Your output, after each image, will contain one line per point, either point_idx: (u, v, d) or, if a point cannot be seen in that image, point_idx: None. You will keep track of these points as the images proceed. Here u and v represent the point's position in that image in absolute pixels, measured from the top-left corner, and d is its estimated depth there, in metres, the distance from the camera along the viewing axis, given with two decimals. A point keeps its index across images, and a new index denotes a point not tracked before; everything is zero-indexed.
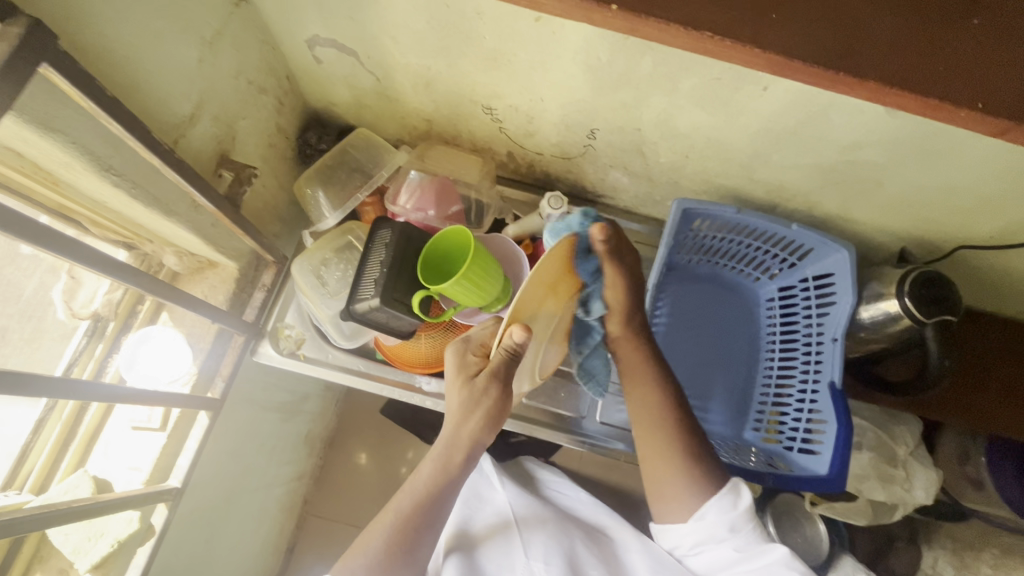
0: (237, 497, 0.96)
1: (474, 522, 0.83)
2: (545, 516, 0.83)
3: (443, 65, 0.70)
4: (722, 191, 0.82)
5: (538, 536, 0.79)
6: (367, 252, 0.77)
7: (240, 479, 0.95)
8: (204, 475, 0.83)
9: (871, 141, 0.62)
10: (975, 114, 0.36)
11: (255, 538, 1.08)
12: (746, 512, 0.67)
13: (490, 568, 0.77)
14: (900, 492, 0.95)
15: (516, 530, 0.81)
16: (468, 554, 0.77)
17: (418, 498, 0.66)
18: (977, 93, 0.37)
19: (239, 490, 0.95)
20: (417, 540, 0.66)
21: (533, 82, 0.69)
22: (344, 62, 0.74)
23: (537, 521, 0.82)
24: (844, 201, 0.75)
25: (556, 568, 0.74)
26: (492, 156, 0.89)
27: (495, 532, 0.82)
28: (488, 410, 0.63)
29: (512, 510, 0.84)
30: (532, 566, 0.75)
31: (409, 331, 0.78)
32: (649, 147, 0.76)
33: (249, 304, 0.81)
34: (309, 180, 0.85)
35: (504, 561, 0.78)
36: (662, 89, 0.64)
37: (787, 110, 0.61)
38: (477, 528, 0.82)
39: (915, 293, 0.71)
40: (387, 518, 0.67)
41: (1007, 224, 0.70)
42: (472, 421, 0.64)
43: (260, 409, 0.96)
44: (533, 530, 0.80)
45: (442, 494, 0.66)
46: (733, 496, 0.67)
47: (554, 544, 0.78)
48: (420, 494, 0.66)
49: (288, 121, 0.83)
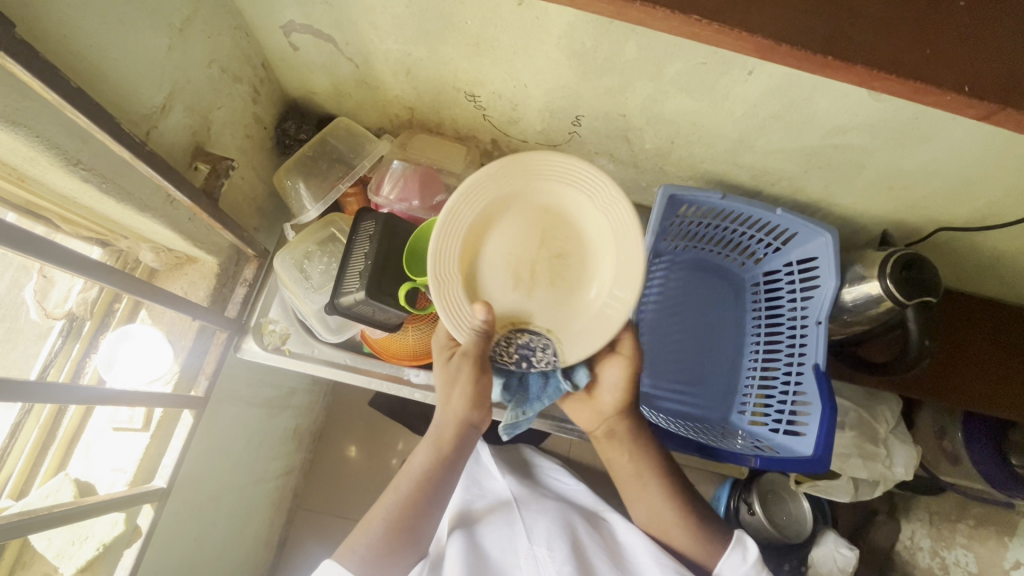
0: (231, 494, 0.97)
1: (475, 507, 0.85)
2: (548, 506, 0.83)
3: (425, 52, 0.69)
4: (706, 176, 0.82)
5: (540, 521, 0.79)
6: (349, 245, 0.75)
7: (234, 477, 0.97)
8: (197, 475, 0.84)
9: (852, 125, 0.63)
10: (961, 97, 0.36)
11: (245, 533, 1.09)
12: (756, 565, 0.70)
13: (492, 553, 0.78)
14: (882, 469, 0.98)
15: (518, 515, 0.82)
16: (470, 538, 0.78)
17: (415, 480, 0.71)
18: (963, 77, 0.36)
19: (230, 485, 0.96)
20: (414, 519, 0.70)
21: (517, 67, 0.68)
22: (322, 49, 0.72)
23: (541, 510, 0.82)
24: (827, 184, 0.76)
25: (558, 550, 0.74)
26: (476, 145, 0.88)
27: (497, 518, 0.83)
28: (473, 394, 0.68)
29: (513, 497, 0.86)
30: (535, 551, 0.75)
31: (396, 323, 0.77)
32: (634, 133, 0.75)
33: (231, 299, 0.79)
34: (289, 172, 0.83)
35: (505, 547, 0.78)
36: (647, 75, 0.63)
37: (770, 94, 0.62)
38: (479, 515, 0.83)
39: (896, 276, 0.72)
40: (389, 505, 0.71)
41: (983, 206, 0.71)
42: (461, 404, 0.69)
43: (247, 405, 0.96)
44: (535, 514, 0.81)
45: (438, 473, 0.71)
46: (742, 549, 0.72)
47: (556, 528, 0.78)
48: (419, 476, 0.71)
49: (265, 110, 0.80)
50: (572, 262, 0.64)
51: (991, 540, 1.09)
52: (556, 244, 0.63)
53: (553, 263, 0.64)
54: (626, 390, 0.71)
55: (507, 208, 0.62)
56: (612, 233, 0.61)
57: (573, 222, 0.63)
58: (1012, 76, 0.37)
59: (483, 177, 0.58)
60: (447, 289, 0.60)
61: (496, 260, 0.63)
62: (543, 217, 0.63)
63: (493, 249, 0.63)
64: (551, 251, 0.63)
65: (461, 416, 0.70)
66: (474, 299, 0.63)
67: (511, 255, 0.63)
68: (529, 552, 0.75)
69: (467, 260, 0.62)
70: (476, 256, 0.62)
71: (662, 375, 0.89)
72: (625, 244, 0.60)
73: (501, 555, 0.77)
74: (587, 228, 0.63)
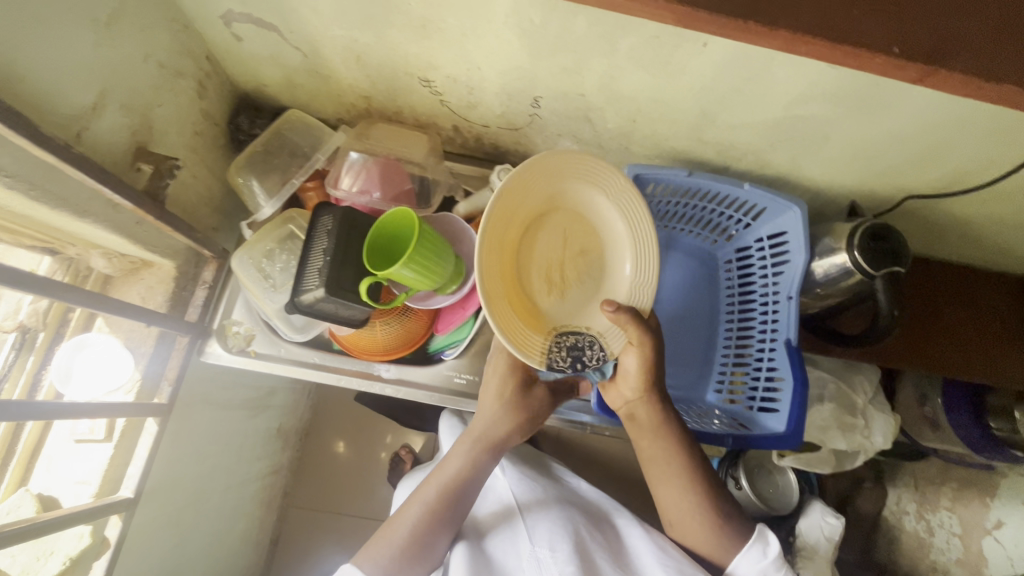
0: (213, 497, 0.97)
1: (479, 513, 0.85)
2: (550, 507, 0.82)
3: (372, 37, 0.66)
4: (672, 153, 0.80)
5: (542, 523, 0.78)
6: (308, 241, 0.73)
7: (216, 480, 0.97)
8: (179, 480, 0.83)
9: (812, 95, 0.62)
10: (891, 59, 0.36)
11: (231, 534, 1.09)
12: (777, 560, 0.67)
13: (497, 558, 0.77)
14: (860, 440, 0.99)
15: (520, 518, 0.81)
16: (473, 545, 0.78)
17: (445, 480, 0.73)
18: (891, 37, 0.37)
19: (212, 488, 0.96)
20: (442, 520, 0.72)
21: (468, 49, 0.65)
22: (266, 39, 0.70)
23: (542, 510, 0.81)
24: (792, 157, 0.75)
25: (560, 552, 0.72)
26: (438, 132, 0.86)
27: (501, 524, 0.82)
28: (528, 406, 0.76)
29: (515, 500, 0.85)
30: (537, 553, 0.74)
31: (361, 320, 0.75)
32: (595, 113, 0.73)
33: (191, 302, 0.77)
34: (240, 169, 0.80)
35: (509, 551, 0.77)
36: (601, 51, 0.61)
37: (726, 67, 0.60)
38: (483, 520, 0.83)
39: (864, 247, 0.71)
40: (416, 505, 0.73)
41: (948, 173, 0.70)
42: (497, 413, 0.75)
43: (224, 408, 0.95)
44: (537, 517, 0.80)
45: (473, 478, 0.74)
46: (763, 543, 0.68)
47: (558, 530, 0.76)
48: (450, 476, 0.74)
49: (214, 106, 0.78)
50: (593, 256, 0.72)
51: None
52: (577, 244, 0.72)
53: (579, 258, 0.72)
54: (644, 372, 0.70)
55: (537, 219, 0.70)
56: (625, 221, 0.70)
57: (590, 220, 0.72)
58: (943, 36, 0.36)
59: (517, 188, 0.65)
60: (496, 303, 0.64)
61: (534, 266, 0.71)
62: (567, 221, 0.71)
63: (529, 256, 0.71)
64: (573, 246, 0.72)
65: (495, 422, 0.74)
66: (524, 306, 0.70)
67: (542, 261, 0.71)
68: (531, 554, 0.74)
69: (506, 273, 0.68)
70: (512, 267, 0.69)
71: None
72: (637, 228, 0.69)
73: (505, 558, 0.77)
74: (606, 224, 0.71)
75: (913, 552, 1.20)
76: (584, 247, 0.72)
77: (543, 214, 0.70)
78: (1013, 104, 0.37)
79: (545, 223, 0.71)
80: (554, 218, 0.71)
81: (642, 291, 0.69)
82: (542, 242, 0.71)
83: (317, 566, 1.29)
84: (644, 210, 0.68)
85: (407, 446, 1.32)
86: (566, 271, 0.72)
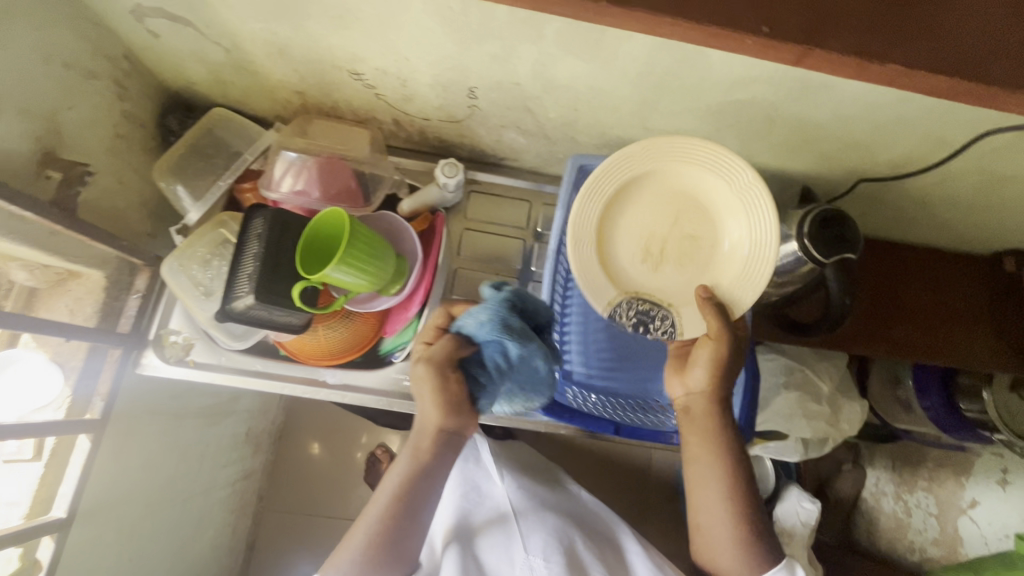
0: (174, 507, 0.95)
1: (473, 517, 0.86)
2: (544, 517, 0.85)
3: (291, 30, 0.63)
4: (620, 142, 0.78)
5: (537, 533, 0.81)
6: (238, 245, 0.70)
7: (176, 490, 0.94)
8: (131, 493, 0.81)
9: (751, 78, 0.59)
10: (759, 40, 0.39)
11: (200, 541, 1.06)
12: None
13: (489, 563, 0.79)
14: (826, 427, 0.98)
15: (515, 525, 0.83)
16: (466, 550, 0.79)
17: (393, 487, 0.68)
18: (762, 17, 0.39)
19: (172, 498, 0.94)
20: (395, 531, 0.67)
21: (391, 39, 0.62)
22: (182, 34, 0.66)
23: (536, 519, 0.84)
24: (741, 142, 0.72)
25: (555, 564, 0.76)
26: (380, 126, 0.83)
27: (493, 529, 0.83)
28: (441, 398, 0.62)
29: (511, 507, 0.87)
30: (530, 562, 0.77)
31: (302, 326, 0.72)
32: (535, 102, 0.71)
33: (124, 313, 0.75)
34: (162, 172, 0.77)
35: (501, 556, 0.79)
36: (528, 38, 0.58)
37: (658, 51, 0.57)
38: (476, 525, 0.84)
39: (814, 234, 0.69)
40: (370, 513, 0.68)
41: (899, 155, 0.68)
42: (431, 411, 0.64)
43: (179, 417, 0.92)
44: (532, 526, 0.83)
45: (416, 479, 0.67)
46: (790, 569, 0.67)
47: (552, 541, 0.80)
48: (396, 485, 0.68)
49: (139, 106, 0.74)
50: (704, 245, 0.65)
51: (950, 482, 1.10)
52: (690, 228, 0.66)
53: (685, 244, 0.66)
54: (719, 372, 0.64)
55: (642, 187, 0.65)
56: (739, 214, 0.62)
57: (705, 206, 0.65)
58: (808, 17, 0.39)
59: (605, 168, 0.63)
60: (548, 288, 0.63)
61: (625, 245, 0.66)
62: (682, 199, 0.66)
63: (626, 235, 0.67)
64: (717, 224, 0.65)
65: (433, 424, 0.64)
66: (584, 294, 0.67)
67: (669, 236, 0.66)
68: (525, 563, 0.77)
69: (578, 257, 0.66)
70: (599, 239, 0.66)
71: (592, 355, 0.85)
72: (755, 223, 0.60)
73: (496, 564, 0.78)
74: (715, 205, 0.64)
75: (890, 532, 1.18)
76: (712, 236, 0.65)
77: (688, 199, 0.65)
78: (895, 83, 0.40)
79: (686, 204, 0.65)
80: (695, 198, 0.65)
81: (741, 295, 0.62)
82: (641, 218, 0.66)
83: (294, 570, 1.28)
84: (767, 205, 0.59)
85: (382, 446, 1.31)
86: (667, 253, 0.66)
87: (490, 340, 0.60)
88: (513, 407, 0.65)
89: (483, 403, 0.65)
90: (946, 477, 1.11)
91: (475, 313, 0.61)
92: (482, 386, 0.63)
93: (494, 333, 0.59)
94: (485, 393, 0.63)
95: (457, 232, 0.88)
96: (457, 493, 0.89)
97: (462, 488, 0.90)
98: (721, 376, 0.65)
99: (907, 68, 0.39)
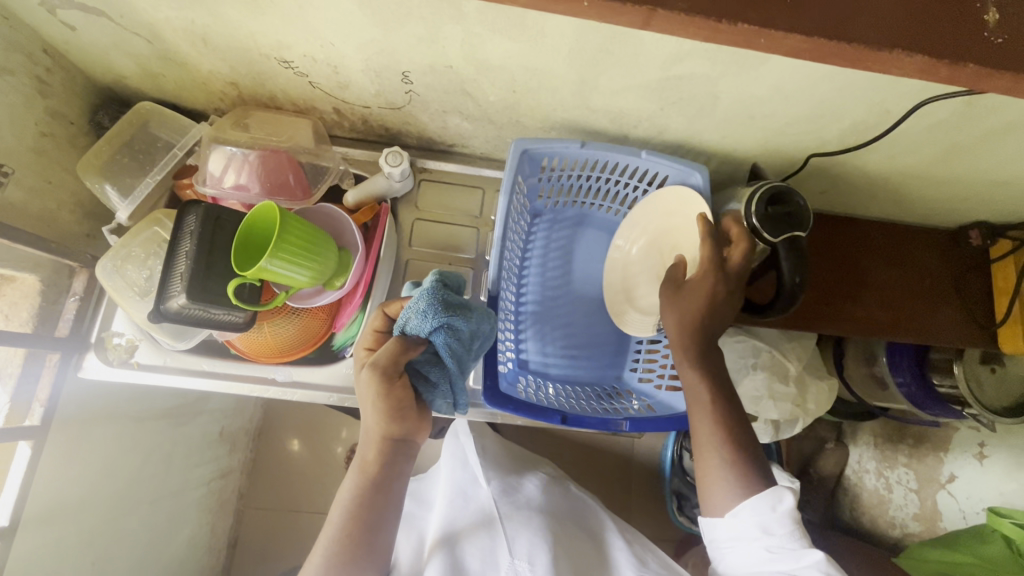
0: (145, 510, 0.93)
1: (458, 523, 0.83)
2: (528, 516, 0.83)
3: (208, 17, 0.60)
4: (566, 124, 0.76)
5: (522, 533, 0.79)
6: (171, 244, 0.68)
7: (146, 492, 0.93)
8: (89, 500, 0.80)
9: (684, 53, 0.57)
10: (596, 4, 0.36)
11: (179, 540, 1.04)
12: (786, 515, 0.59)
13: (474, 567, 0.76)
14: (794, 407, 0.97)
15: (500, 528, 0.81)
16: (449, 556, 0.77)
17: (346, 507, 0.64)
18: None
19: (140, 502, 0.91)
20: (357, 550, 0.63)
21: (311, 23, 0.60)
22: (99, 26, 0.63)
23: (521, 520, 0.82)
24: (687, 120, 0.70)
25: (538, 564, 0.74)
26: (321, 116, 0.81)
27: (479, 532, 0.81)
28: (385, 404, 0.60)
29: (496, 508, 0.84)
30: (515, 565, 0.75)
31: (245, 323, 0.71)
32: (471, 85, 0.68)
33: (62, 315, 0.75)
34: (87, 169, 0.74)
35: (486, 561, 0.77)
36: (449, 17, 0.56)
37: (586, 26, 0.54)
38: (460, 530, 0.81)
39: (761, 212, 0.67)
40: (325, 537, 0.64)
41: (848, 127, 0.66)
42: (372, 416, 0.61)
43: (140, 420, 0.91)
44: (517, 526, 0.80)
45: (368, 497, 0.63)
46: (772, 497, 0.60)
47: (537, 542, 0.78)
48: (348, 501, 0.64)
49: (66, 103, 0.72)
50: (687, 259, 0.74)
51: (930, 457, 1.08)
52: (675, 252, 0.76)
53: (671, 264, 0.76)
54: (682, 306, 0.68)
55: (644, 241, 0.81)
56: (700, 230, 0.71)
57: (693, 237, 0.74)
58: None
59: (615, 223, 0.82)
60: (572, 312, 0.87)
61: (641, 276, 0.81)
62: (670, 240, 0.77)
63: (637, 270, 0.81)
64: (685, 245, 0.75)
65: (376, 431, 0.62)
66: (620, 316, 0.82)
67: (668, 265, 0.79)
68: (510, 566, 0.75)
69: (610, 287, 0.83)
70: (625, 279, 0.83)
71: (550, 343, 0.84)
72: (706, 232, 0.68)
73: (481, 567, 0.76)
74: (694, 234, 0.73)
75: (872, 509, 1.16)
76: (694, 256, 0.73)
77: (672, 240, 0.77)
78: (751, 45, 0.38)
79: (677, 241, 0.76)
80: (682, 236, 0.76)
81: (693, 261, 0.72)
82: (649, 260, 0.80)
83: (276, 568, 1.27)
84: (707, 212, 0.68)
85: None
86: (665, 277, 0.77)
87: (435, 330, 0.59)
88: (461, 396, 0.65)
89: (433, 400, 0.64)
90: (926, 453, 1.08)
91: (415, 307, 0.60)
92: (431, 382, 0.62)
93: (438, 322, 0.59)
94: (434, 390, 0.63)
95: (408, 222, 0.86)
96: (444, 501, 0.86)
97: (449, 494, 0.87)
98: (692, 311, 0.67)
99: (763, 29, 0.37)
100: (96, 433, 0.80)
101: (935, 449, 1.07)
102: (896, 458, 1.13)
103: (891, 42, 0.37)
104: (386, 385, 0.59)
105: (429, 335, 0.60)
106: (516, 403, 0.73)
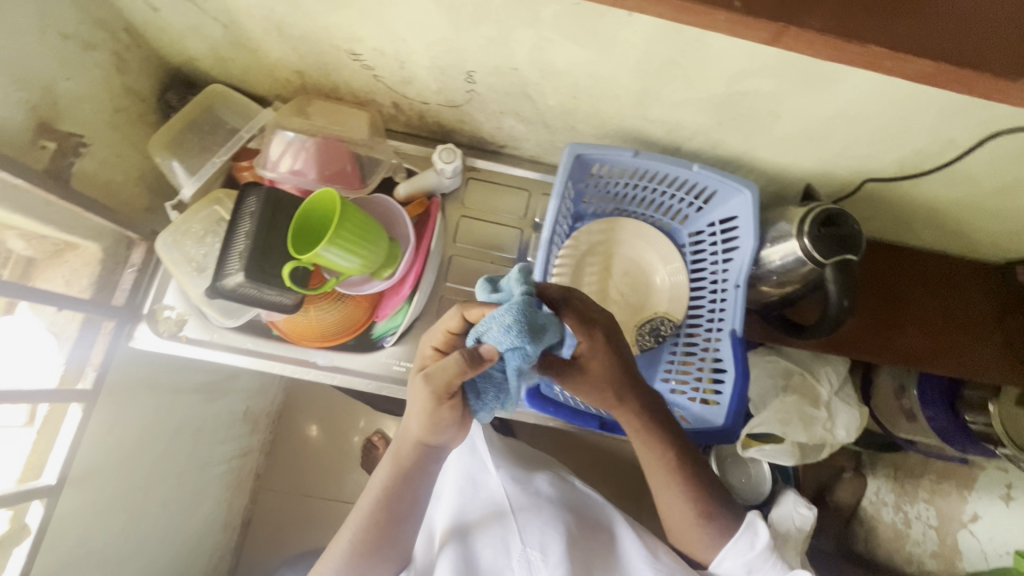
0: (173, 481, 0.95)
1: (469, 514, 0.82)
2: (541, 507, 0.82)
3: (288, 7, 0.62)
4: (620, 133, 0.77)
5: (534, 525, 0.79)
6: (233, 224, 0.70)
7: (175, 463, 0.95)
8: (126, 465, 0.82)
9: (752, 70, 0.57)
10: (733, 15, 0.37)
11: (198, 511, 1.06)
12: (765, 551, 0.70)
13: (487, 560, 0.77)
14: (822, 432, 0.95)
15: (512, 518, 0.80)
16: (462, 549, 0.77)
17: (374, 499, 0.66)
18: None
19: (166, 474, 0.93)
20: (381, 538, 0.67)
21: (386, 19, 0.61)
22: (181, 9, 0.66)
23: (532, 510, 0.81)
24: (743, 136, 0.70)
25: (551, 557, 0.75)
26: (379, 109, 0.83)
27: (491, 522, 0.81)
28: (429, 419, 0.57)
29: (506, 497, 0.83)
30: (527, 555, 0.76)
31: (293, 306, 0.73)
32: (534, 88, 0.69)
33: (119, 285, 0.77)
34: (157, 146, 0.78)
35: (499, 555, 0.78)
36: (524, 20, 0.57)
37: (659, 37, 0.55)
38: (472, 521, 0.81)
39: (813, 233, 0.67)
40: (353, 518, 0.67)
41: (907, 154, 0.66)
42: (416, 425, 0.59)
43: (178, 392, 0.94)
44: (529, 517, 0.80)
45: (398, 489, 0.65)
46: (751, 537, 0.71)
47: (550, 533, 0.78)
48: (377, 491, 0.66)
49: (138, 80, 0.75)
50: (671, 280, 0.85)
51: (953, 495, 1.05)
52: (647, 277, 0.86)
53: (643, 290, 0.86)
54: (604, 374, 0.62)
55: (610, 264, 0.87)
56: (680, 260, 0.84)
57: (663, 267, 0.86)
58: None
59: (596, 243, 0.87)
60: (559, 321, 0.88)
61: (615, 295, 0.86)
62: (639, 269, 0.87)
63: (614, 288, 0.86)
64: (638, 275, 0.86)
65: (415, 437, 0.61)
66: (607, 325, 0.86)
67: (618, 284, 0.86)
68: (523, 557, 0.76)
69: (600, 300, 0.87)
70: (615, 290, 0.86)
71: None
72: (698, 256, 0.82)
73: (493, 559, 0.77)
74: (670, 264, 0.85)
75: (891, 543, 1.14)
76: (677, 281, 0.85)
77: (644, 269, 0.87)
78: (875, 66, 0.39)
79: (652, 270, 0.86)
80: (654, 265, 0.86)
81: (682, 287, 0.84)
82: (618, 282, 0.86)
83: (287, 551, 1.28)
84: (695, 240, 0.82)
85: (381, 432, 1.30)
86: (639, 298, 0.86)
87: (511, 350, 0.50)
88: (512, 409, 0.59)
89: (476, 411, 0.58)
90: (949, 490, 1.06)
91: (497, 317, 0.51)
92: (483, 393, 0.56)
93: (516, 344, 0.49)
94: (481, 403, 0.56)
95: (453, 219, 0.87)
96: (454, 488, 0.86)
97: (458, 480, 0.86)
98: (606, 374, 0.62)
99: (892, 49, 0.37)
100: (138, 401, 0.83)
101: (959, 487, 1.04)
102: (918, 493, 1.11)
103: (987, 73, 0.38)
104: (434, 404, 0.56)
105: (503, 352, 0.51)
106: (557, 404, 0.77)
